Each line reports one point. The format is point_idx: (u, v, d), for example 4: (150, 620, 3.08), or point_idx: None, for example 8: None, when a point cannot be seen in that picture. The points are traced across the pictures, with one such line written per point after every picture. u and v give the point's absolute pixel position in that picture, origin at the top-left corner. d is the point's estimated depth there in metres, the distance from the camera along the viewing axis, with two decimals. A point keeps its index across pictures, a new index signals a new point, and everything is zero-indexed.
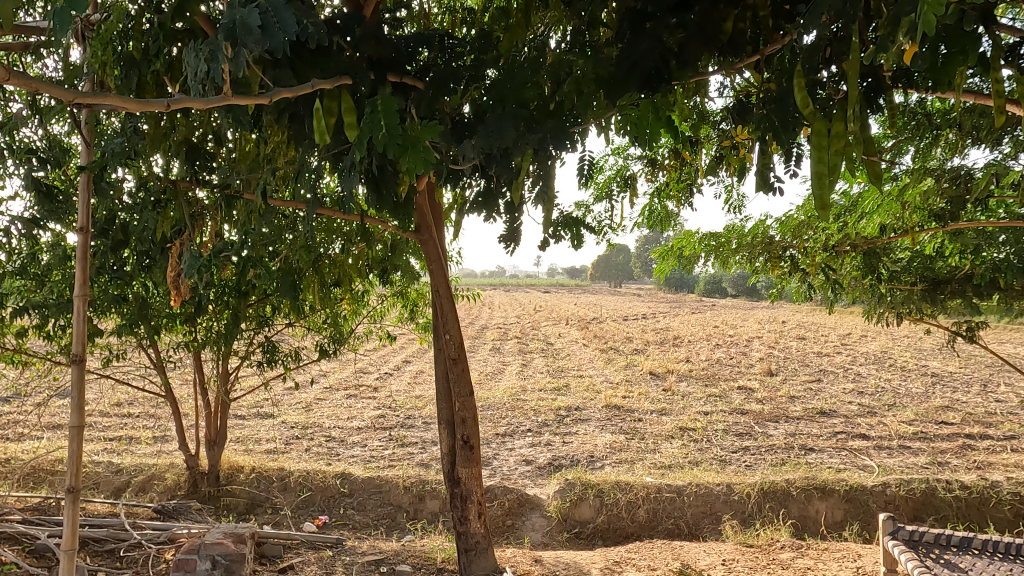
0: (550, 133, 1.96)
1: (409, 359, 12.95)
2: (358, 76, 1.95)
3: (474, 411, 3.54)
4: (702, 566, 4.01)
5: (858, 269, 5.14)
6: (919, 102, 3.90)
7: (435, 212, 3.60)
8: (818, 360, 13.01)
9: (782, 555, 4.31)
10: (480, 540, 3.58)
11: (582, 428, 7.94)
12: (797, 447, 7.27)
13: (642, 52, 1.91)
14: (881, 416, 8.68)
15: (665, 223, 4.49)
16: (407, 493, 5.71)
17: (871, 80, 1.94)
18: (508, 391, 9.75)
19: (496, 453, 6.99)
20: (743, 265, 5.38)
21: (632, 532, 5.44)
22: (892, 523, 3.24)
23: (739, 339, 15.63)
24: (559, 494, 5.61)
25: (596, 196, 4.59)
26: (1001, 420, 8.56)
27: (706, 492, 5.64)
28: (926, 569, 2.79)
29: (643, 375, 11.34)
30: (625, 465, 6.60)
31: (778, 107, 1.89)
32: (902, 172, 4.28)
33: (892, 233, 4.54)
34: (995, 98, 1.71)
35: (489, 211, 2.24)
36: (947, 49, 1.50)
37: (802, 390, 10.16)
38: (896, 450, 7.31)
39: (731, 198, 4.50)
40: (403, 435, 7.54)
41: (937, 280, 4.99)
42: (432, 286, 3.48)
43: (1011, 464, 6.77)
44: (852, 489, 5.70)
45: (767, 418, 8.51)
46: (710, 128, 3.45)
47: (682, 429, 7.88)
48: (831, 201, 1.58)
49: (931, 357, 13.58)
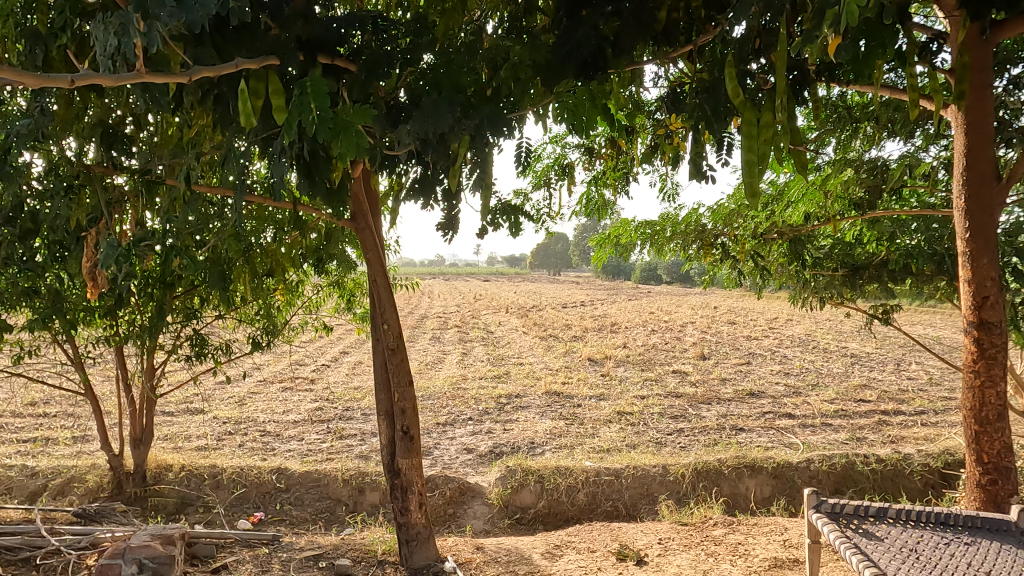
0: (486, 119, 1.89)
1: (347, 350, 12.73)
2: (286, 56, 1.86)
3: (413, 402, 3.51)
4: (640, 546, 4.12)
5: (785, 257, 5.22)
6: (840, 95, 4.19)
7: (370, 198, 3.51)
8: (747, 343, 13.54)
9: (714, 532, 4.46)
10: (421, 531, 3.56)
11: (523, 415, 8.00)
12: (728, 428, 7.54)
13: (578, 41, 1.92)
14: (805, 395, 9.12)
15: (602, 211, 4.56)
16: (346, 486, 5.61)
17: (797, 73, 2.08)
18: (449, 380, 9.72)
19: (437, 442, 6.96)
20: (677, 253, 5.47)
21: (572, 516, 5.54)
22: (815, 497, 3.25)
23: (673, 326, 16.09)
24: (500, 482, 5.65)
25: (534, 184, 4.61)
26: (912, 396, 9.15)
27: (643, 474, 5.78)
28: (879, 571, 2.66)
29: (581, 361, 11.52)
30: (565, 449, 6.70)
31: (711, 96, 1.92)
32: (825, 163, 4.54)
33: (816, 220, 4.78)
34: (909, 92, 1.87)
35: (426, 198, 2.20)
36: (867, 43, 1.56)
37: (733, 373, 10.57)
38: (819, 428, 7.71)
39: (665, 187, 4.60)
40: (342, 427, 7.41)
41: (856, 266, 5.15)
42: (369, 275, 3.41)
43: (921, 437, 7.23)
44: (779, 466, 5.95)
45: (700, 401, 8.81)
46: (645, 118, 3.54)
47: (620, 414, 8.05)
48: (760, 189, 1.63)
49: (850, 339, 14.41)
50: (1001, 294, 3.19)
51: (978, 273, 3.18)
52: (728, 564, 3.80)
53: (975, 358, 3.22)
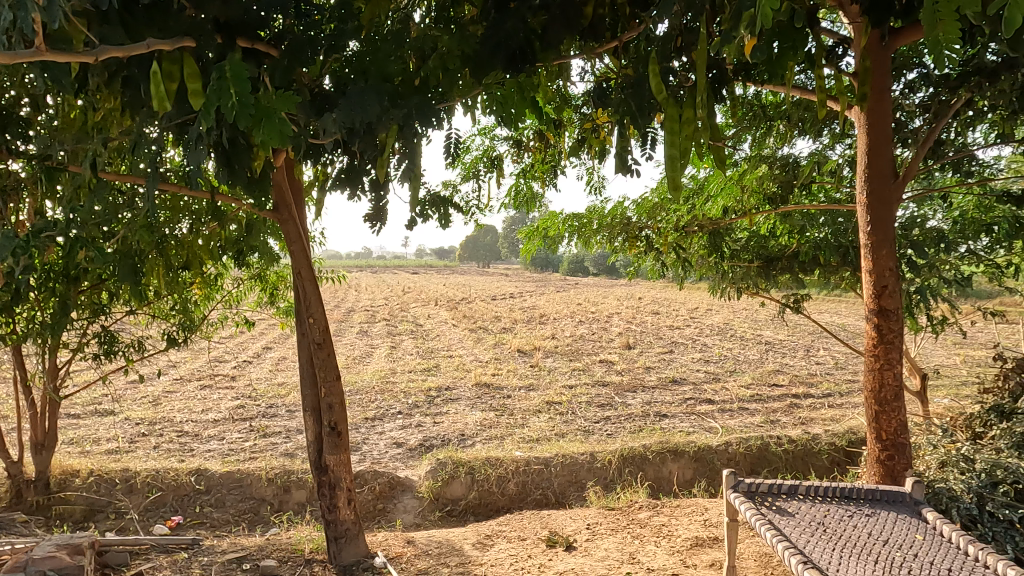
0: (414, 109, 1.83)
1: (270, 345, 12.32)
2: (202, 39, 1.80)
3: (341, 397, 3.44)
4: (569, 532, 4.21)
5: (704, 249, 5.44)
6: (755, 94, 4.46)
7: (294, 189, 3.41)
8: (670, 332, 14.02)
9: (640, 515, 4.61)
10: (350, 527, 3.51)
11: (452, 408, 7.99)
12: (652, 414, 7.80)
13: (507, 32, 1.92)
14: (724, 381, 9.55)
15: (531, 203, 4.61)
16: (271, 485, 5.45)
17: (717, 72, 2.11)
18: (377, 374, 9.58)
19: (366, 438, 6.85)
20: (603, 246, 5.62)
21: (502, 506, 5.59)
22: (734, 477, 3.39)
23: (600, 316, 16.46)
24: (430, 475, 5.63)
25: (463, 176, 4.60)
26: (820, 380, 9.75)
27: (572, 462, 5.90)
28: (791, 544, 2.81)
29: (511, 352, 11.60)
30: (496, 440, 6.74)
31: (635, 92, 1.96)
32: (741, 159, 4.77)
33: (733, 214, 5.01)
34: (818, 93, 1.98)
35: (353, 188, 2.16)
36: (781, 45, 1.64)
37: (656, 361, 10.93)
38: (736, 412, 8.09)
39: (591, 180, 4.69)
40: (265, 425, 7.17)
41: (770, 258, 5.40)
42: (293, 268, 3.31)
43: (828, 418, 7.71)
44: (700, 450, 6.20)
45: (626, 389, 9.07)
46: (572, 112, 3.60)
47: (549, 403, 8.17)
48: (682, 182, 1.69)
49: (764, 327, 15.19)
50: (897, 284, 3.44)
51: (879, 263, 3.41)
52: (653, 545, 3.94)
53: (875, 342, 3.47)
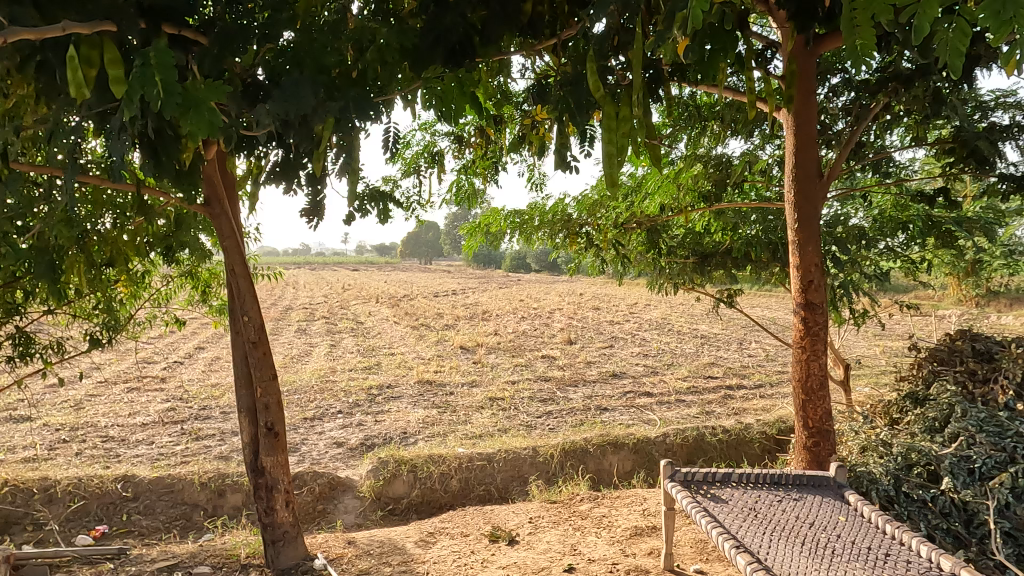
0: (352, 101, 1.79)
1: (202, 345, 11.87)
2: (125, 23, 1.68)
3: (278, 397, 3.35)
4: (511, 526, 4.23)
5: (643, 245, 5.56)
6: (690, 96, 4.61)
7: (226, 182, 3.29)
8: (610, 327, 14.29)
9: (581, 507, 4.68)
10: (288, 530, 3.43)
11: (394, 406, 7.90)
12: (593, 408, 7.93)
13: (446, 27, 1.90)
14: (662, 375, 9.80)
15: (472, 199, 4.60)
16: (204, 490, 5.25)
17: (652, 73, 2.12)
18: (316, 373, 9.38)
19: (304, 438, 6.69)
20: (545, 242, 5.67)
21: (445, 503, 5.57)
22: (671, 468, 3.50)
23: (542, 312, 16.60)
24: (371, 474, 5.56)
25: (404, 172, 4.55)
26: (752, 371, 10.14)
27: (514, 457, 5.94)
28: (724, 530, 2.91)
29: (453, 349, 11.57)
30: (438, 437, 6.71)
31: (573, 89, 1.97)
32: (677, 158, 4.92)
33: (669, 212, 5.14)
34: (748, 96, 2.04)
35: (287, 181, 2.09)
36: (712, 46, 1.69)
37: (597, 356, 11.12)
38: (674, 404, 8.32)
39: (532, 177, 4.72)
40: (197, 427, 6.91)
41: (705, 254, 5.53)
42: (225, 264, 3.20)
43: (759, 408, 8.03)
44: (639, 441, 6.34)
45: (567, 383, 9.19)
46: (513, 109, 3.61)
47: (491, 399, 8.19)
48: (619, 178, 1.70)
49: (700, 321, 15.68)
50: (822, 279, 3.61)
51: (805, 259, 3.57)
52: (593, 536, 4.01)
53: (802, 335, 3.62)
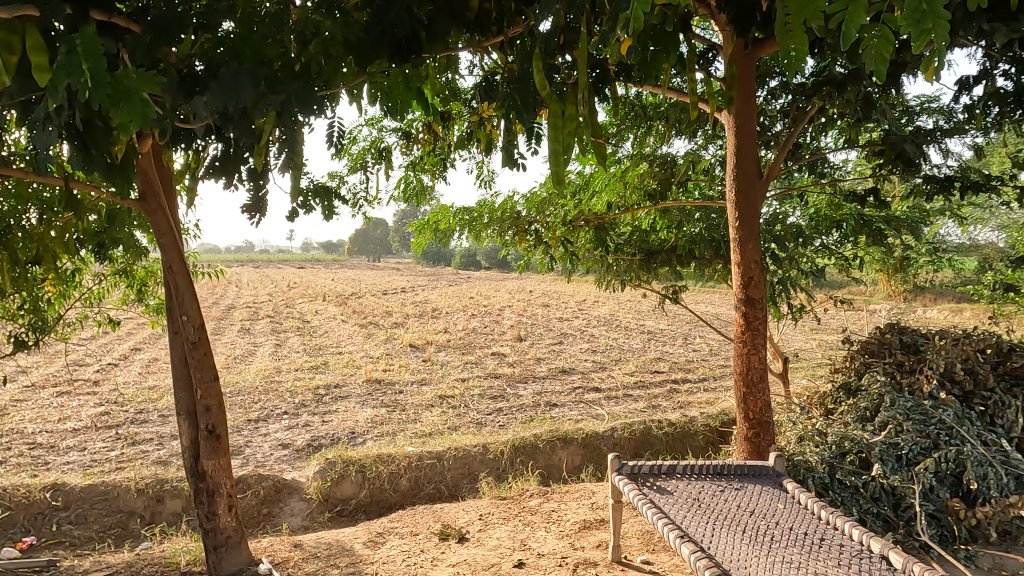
0: (294, 94, 1.75)
1: (139, 346, 11.39)
2: (48, 8, 1.59)
3: (219, 398, 3.25)
4: (461, 524, 4.22)
5: (590, 243, 5.64)
6: (636, 95, 4.70)
7: (162, 177, 3.17)
8: (559, 324, 14.43)
9: (530, 502, 4.72)
10: (231, 535, 3.33)
11: (342, 406, 7.77)
12: (542, 404, 7.99)
13: (392, 21, 1.85)
14: (609, 370, 9.96)
15: (421, 196, 4.57)
16: (141, 497, 5.05)
17: (599, 72, 2.27)
18: (260, 373, 9.13)
19: (248, 440, 6.51)
20: (494, 240, 5.67)
21: (395, 502, 5.52)
22: (618, 462, 3.57)
23: (492, 309, 16.64)
24: (318, 475, 5.46)
25: (350, 168, 4.48)
26: (696, 365, 10.41)
27: (464, 454, 5.93)
28: (669, 521, 2.98)
29: (403, 347, 11.45)
30: (387, 437, 6.63)
31: (520, 87, 1.96)
32: (623, 157, 5.01)
33: (616, 210, 5.23)
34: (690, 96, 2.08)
35: (228, 177, 2.02)
36: (654, 46, 1.72)
37: (546, 352, 11.20)
38: (621, 399, 8.46)
39: (481, 174, 4.72)
40: (134, 432, 6.63)
41: (651, 251, 5.61)
42: (163, 261, 3.08)
43: (703, 401, 8.25)
44: (588, 436, 6.42)
45: (517, 380, 9.23)
46: (461, 105, 3.60)
47: (441, 397, 8.16)
48: (565, 176, 1.72)
49: (646, 317, 16.00)
50: (762, 275, 3.73)
51: (746, 256, 3.69)
52: (543, 531, 4.05)
53: (743, 329, 3.74)
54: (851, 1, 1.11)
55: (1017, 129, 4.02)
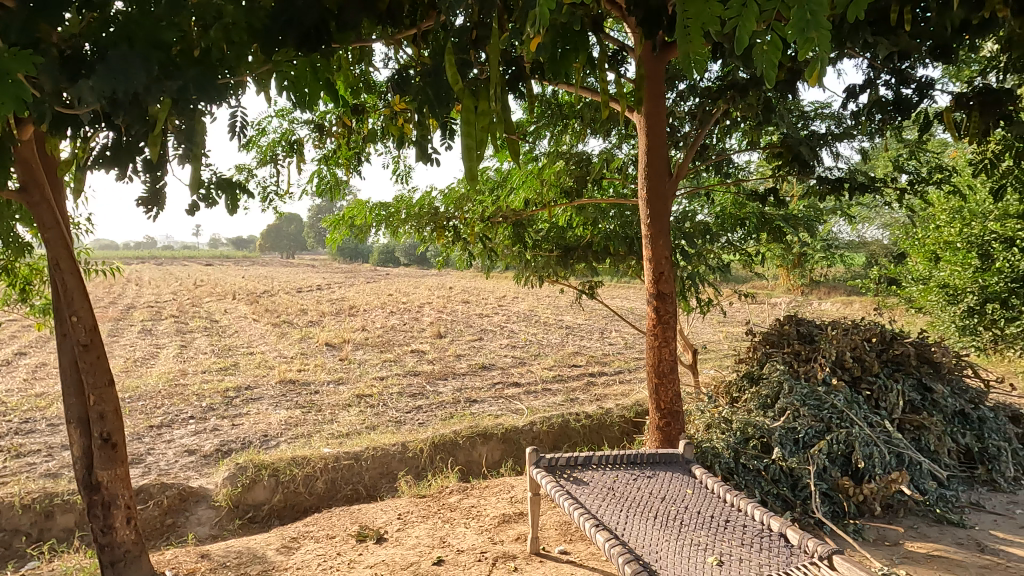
0: (191, 81, 1.67)
1: (24, 350, 10.50)
2: None
3: (115, 404, 3.04)
4: (380, 524, 4.16)
5: (509, 239, 5.67)
6: (553, 94, 4.79)
7: (48, 168, 2.95)
8: (479, 320, 14.45)
9: (450, 499, 4.70)
10: (130, 549, 3.14)
11: (253, 408, 7.46)
12: (462, 401, 7.97)
13: (300, 8, 1.79)
14: (529, 365, 10.07)
15: (335, 190, 4.46)
16: (28, 513, 4.67)
17: (515, 70, 2.46)
18: (164, 376, 8.63)
19: (150, 448, 6.14)
20: (412, 236, 5.61)
21: (310, 506, 5.37)
22: (536, 455, 3.62)
23: (411, 306, 16.46)
24: (228, 481, 5.23)
25: (259, 160, 4.31)
26: (612, 359, 10.70)
27: (383, 454, 5.83)
28: (585, 511, 3.05)
29: (319, 346, 11.14)
30: (302, 439, 6.43)
31: (432, 81, 1.94)
32: (541, 155, 5.10)
33: (533, 206, 5.31)
34: (602, 95, 2.12)
35: (120, 168, 1.90)
36: (565, 45, 1.74)
37: (466, 348, 11.20)
38: (540, 393, 8.58)
39: (398, 169, 4.65)
40: (18, 443, 6.11)
41: (568, 248, 5.65)
42: (49, 258, 2.85)
43: (619, 393, 8.50)
44: (507, 431, 6.46)
45: (437, 377, 9.18)
46: (376, 98, 3.54)
47: (359, 397, 7.99)
48: (478, 172, 1.68)
49: (564, 312, 16.31)
50: (672, 270, 3.88)
51: (657, 252, 3.82)
52: (462, 527, 4.05)
53: (655, 322, 3.87)
54: (743, 7, 1.16)
55: (897, 135, 4.36)
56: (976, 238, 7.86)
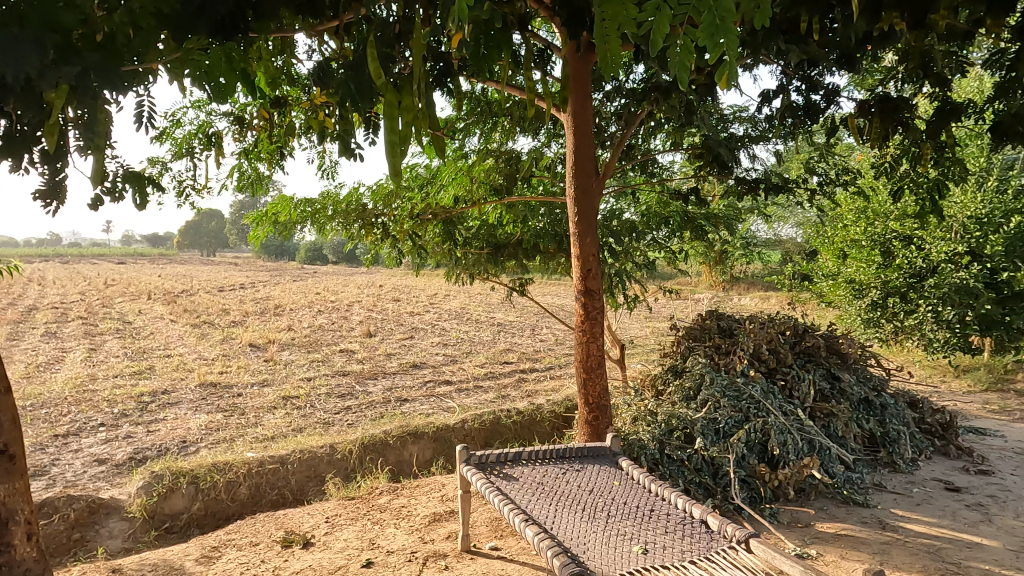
0: (92, 67, 1.55)
1: None
2: None
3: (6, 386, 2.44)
4: (307, 529, 4.05)
5: (439, 237, 5.63)
6: (482, 91, 4.81)
7: None
8: (410, 318, 14.30)
9: (380, 500, 4.63)
10: (33, 568, 2.51)
11: (171, 413, 7.11)
12: (393, 400, 7.87)
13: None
14: (460, 363, 10.05)
15: (257, 185, 4.30)
16: None
17: (443, 65, 2.45)
18: (71, 382, 8.10)
19: (55, 458, 5.75)
20: (339, 233, 5.49)
21: (232, 513, 5.17)
22: (466, 453, 3.62)
23: (340, 305, 16.10)
24: (142, 491, 4.97)
25: (174, 154, 4.11)
26: (544, 355, 10.82)
27: (310, 456, 5.68)
28: (515, 506, 3.08)
29: (242, 347, 10.73)
30: (223, 444, 6.18)
31: (355, 75, 1.91)
32: (471, 152, 5.10)
33: (463, 203, 5.30)
34: (529, 94, 2.15)
35: (14, 158, 1.79)
36: (488, 43, 1.74)
37: (397, 347, 11.06)
38: (472, 390, 8.57)
39: (323, 164, 4.54)
40: None
41: (498, 245, 5.68)
42: None
43: (549, 389, 8.60)
44: (438, 430, 6.41)
45: (366, 377, 9.02)
46: (299, 90, 3.45)
47: (285, 398, 7.76)
48: (402, 168, 1.61)
49: (496, 309, 16.36)
50: (599, 267, 3.96)
51: (584, 250, 3.89)
52: (392, 528, 4.00)
53: (583, 319, 3.94)
54: (656, 11, 1.20)
55: (807, 139, 4.61)
56: (879, 236, 8.48)
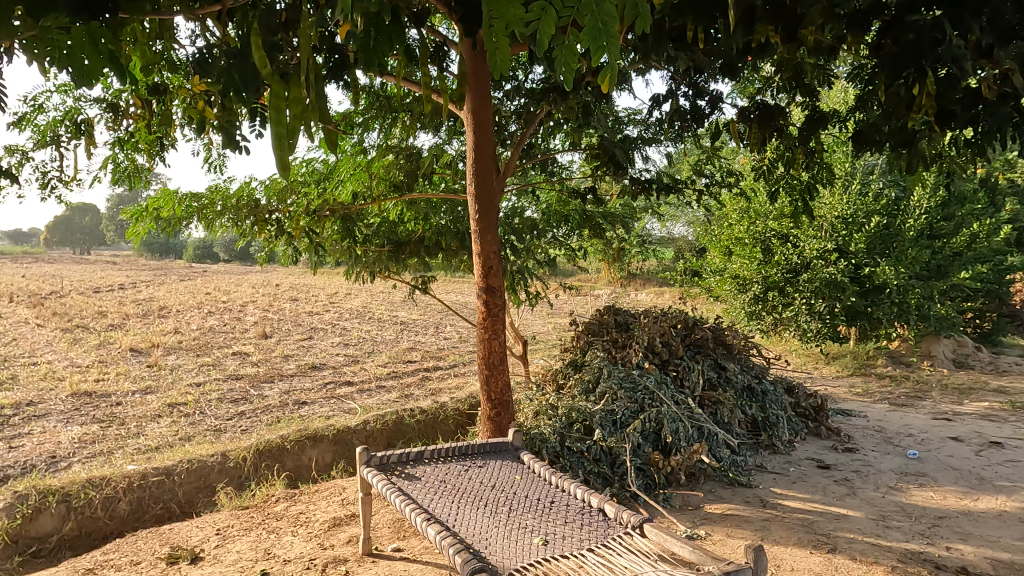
0: None
1: None
2: None
3: None
4: (195, 543, 3.83)
5: (337, 234, 5.47)
6: (381, 86, 4.74)
7: None
8: (309, 318, 13.82)
9: (275, 508, 4.45)
10: None
11: (37, 426, 6.49)
12: (290, 404, 7.57)
13: None
14: (362, 363, 9.82)
15: (135, 178, 4.01)
16: None
17: (337, 57, 2.40)
18: None
19: None
20: (229, 230, 5.21)
21: (110, 532, 4.81)
22: (367, 454, 3.55)
23: (233, 305, 15.30)
24: (3, 514, 4.51)
25: (36, 142, 3.76)
26: (447, 353, 10.78)
27: (199, 466, 5.36)
28: (416, 505, 3.05)
29: (121, 352, 9.96)
30: (100, 457, 5.72)
31: (239, 63, 1.82)
32: (370, 147, 4.99)
33: (362, 200, 5.18)
34: (424, 90, 2.13)
35: None
36: (378, 35, 1.71)
37: (295, 348, 10.65)
38: (374, 391, 8.40)
39: (210, 157, 4.30)
40: None
41: (398, 243, 5.60)
42: None
43: (453, 386, 8.57)
44: (338, 432, 6.23)
45: (261, 380, 8.63)
46: (180, 77, 3.24)
47: (171, 406, 7.28)
48: (292, 162, 1.51)
49: (399, 308, 16.13)
50: (501, 264, 3.99)
51: (485, 248, 3.91)
52: (289, 536, 3.85)
53: (484, 315, 3.96)
54: (543, 11, 1.22)
55: (694, 142, 4.87)
56: (760, 234, 9.14)
